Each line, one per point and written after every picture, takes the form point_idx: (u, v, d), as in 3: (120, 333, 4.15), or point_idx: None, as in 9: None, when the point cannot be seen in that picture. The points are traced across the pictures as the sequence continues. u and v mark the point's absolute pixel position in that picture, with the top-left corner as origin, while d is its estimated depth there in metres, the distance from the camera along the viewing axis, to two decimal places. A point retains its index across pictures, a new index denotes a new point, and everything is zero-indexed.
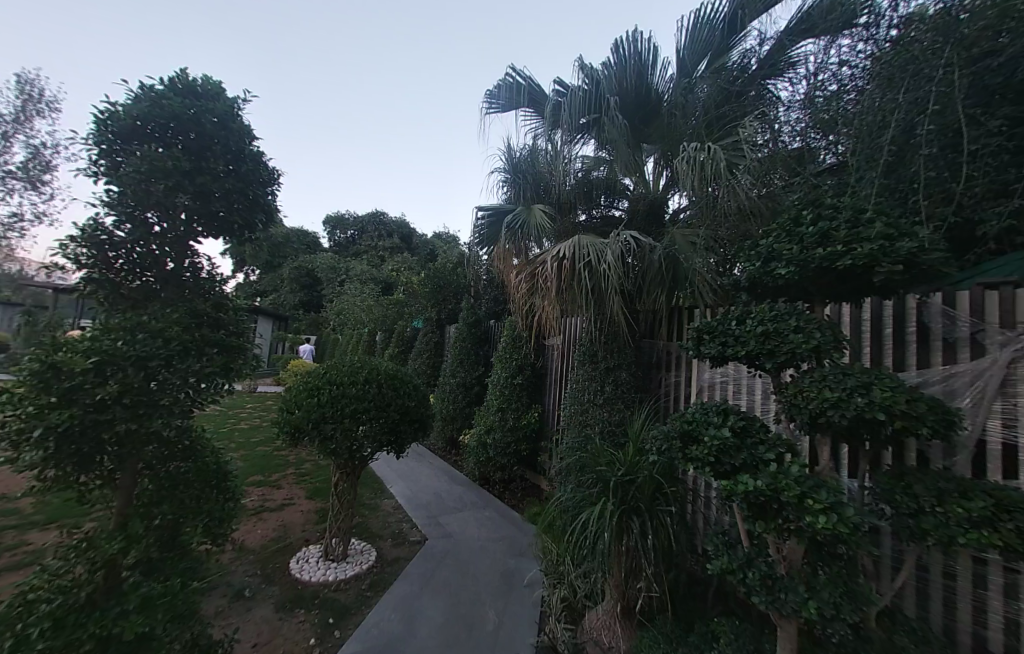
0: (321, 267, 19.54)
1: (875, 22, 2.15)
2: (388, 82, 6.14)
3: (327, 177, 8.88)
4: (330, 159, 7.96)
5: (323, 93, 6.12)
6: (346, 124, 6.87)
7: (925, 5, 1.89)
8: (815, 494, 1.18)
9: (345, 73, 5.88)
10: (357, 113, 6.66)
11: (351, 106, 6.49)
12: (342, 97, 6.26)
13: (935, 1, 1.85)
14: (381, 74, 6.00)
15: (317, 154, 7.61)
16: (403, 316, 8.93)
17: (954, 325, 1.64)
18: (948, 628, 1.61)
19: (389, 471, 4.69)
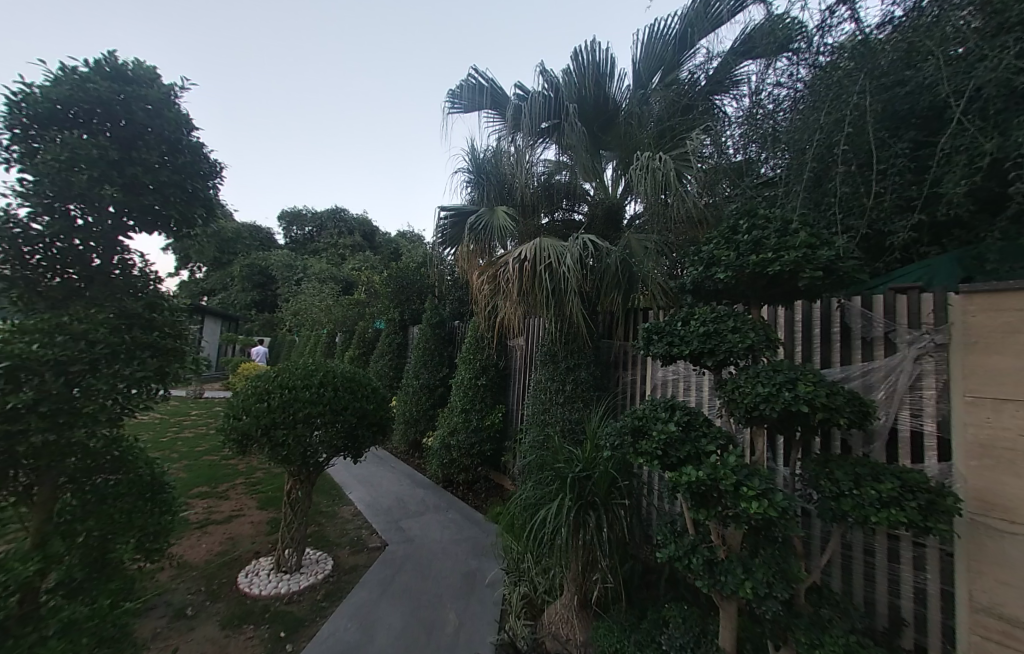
0: (276, 265, 18.54)
1: (806, 47, 2.21)
2: (349, 76, 5.99)
3: (280, 171, 8.48)
4: (286, 152, 7.63)
5: (280, 84, 5.88)
6: (305, 116, 6.62)
7: (853, 37, 1.96)
8: (749, 482, 1.28)
9: (304, 65, 5.68)
10: (317, 106, 6.44)
11: (310, 99, 6.28)
12: (299, 88, 6.03)
13: (858, 35, 1.94)
14: (339, 71, 5.89)
15: (273, 146, 7.29)
16: (364, 316, 8.67)
17: (871, 325, 1.82)
18: (868, 599, 1.79)
19: (348, 476, 4.54)
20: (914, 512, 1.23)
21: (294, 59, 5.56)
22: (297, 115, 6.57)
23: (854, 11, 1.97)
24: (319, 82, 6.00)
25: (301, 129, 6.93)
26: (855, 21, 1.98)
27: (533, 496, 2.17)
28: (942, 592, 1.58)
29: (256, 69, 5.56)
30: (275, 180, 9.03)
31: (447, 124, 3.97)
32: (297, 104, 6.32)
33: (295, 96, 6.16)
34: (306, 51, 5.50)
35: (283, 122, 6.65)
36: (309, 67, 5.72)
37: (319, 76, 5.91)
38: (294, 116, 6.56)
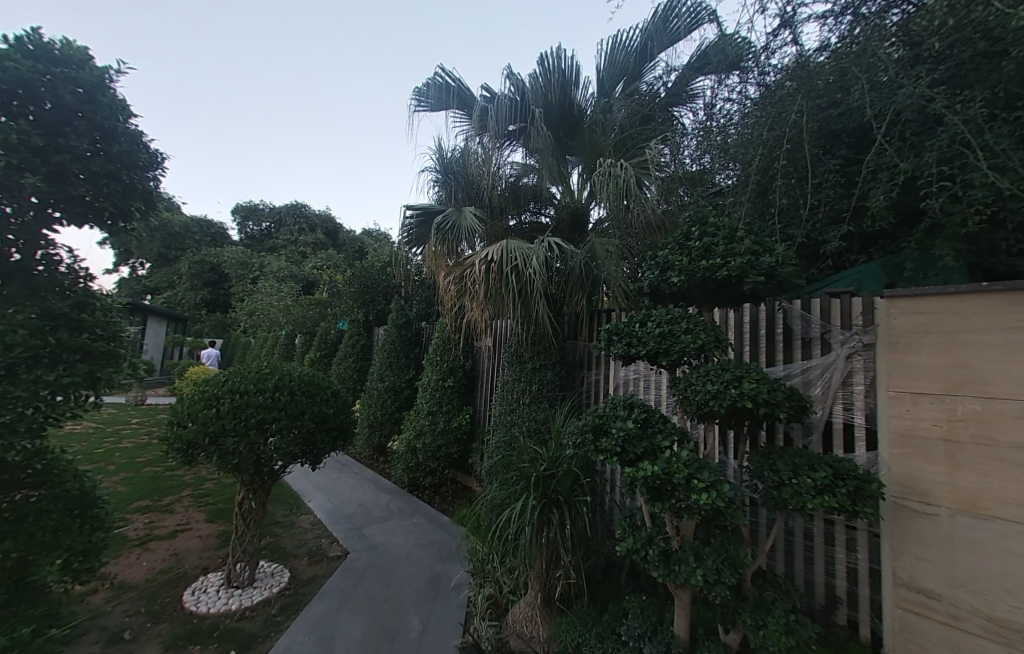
0: (229, 262, 17.47)
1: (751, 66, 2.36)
2: (308, 69, 5.77)
3: (232, 161, 8.05)
4: (242, 141, 7.25)
5: (235, 69, 5.60)
6: (260, 105, 6.32)
7: (802, 55, 2.06)
8: (700, 474, 1.36)
9: (259, 52, 5.43)
10: (272, 95, 6.16)
11: (265, 89, 6.02)
12: (252, 78, 5.80)
13: (804, 55, 2.05)
14: (296, 65, 5.68)
15: (226, 133, 6.90)
16: (326, 316, 8.36)
17: (810, 326, 1.98)
18: (808, 579, 1.93)
19: (307, 484, 4.36)
20: (844, 497, 1.35)
21: (250, 44, 5.31)
22: (251, 104, 6.28)
23: (796, 35, 2.11)
24: (275, 73, 5.78)
25: (258, 118, 6.62)
26: (797, 44, 2.12)
27: (499, 496, 2.19)
28: (870, 569, 1.73)
29: (206, 52, 5.26)
30: (227, 171, 8.55)
31: (414, 121, 3.92)
32: (254, 91, 6.04)
33: (249, 83, 5.87)
34: (263, 38, 5.26)
35: (237, 108, 6.33)
36: (268, 54, 5.48)
37: (274, 69, 5.71)
38: (250, 104, 6.27)
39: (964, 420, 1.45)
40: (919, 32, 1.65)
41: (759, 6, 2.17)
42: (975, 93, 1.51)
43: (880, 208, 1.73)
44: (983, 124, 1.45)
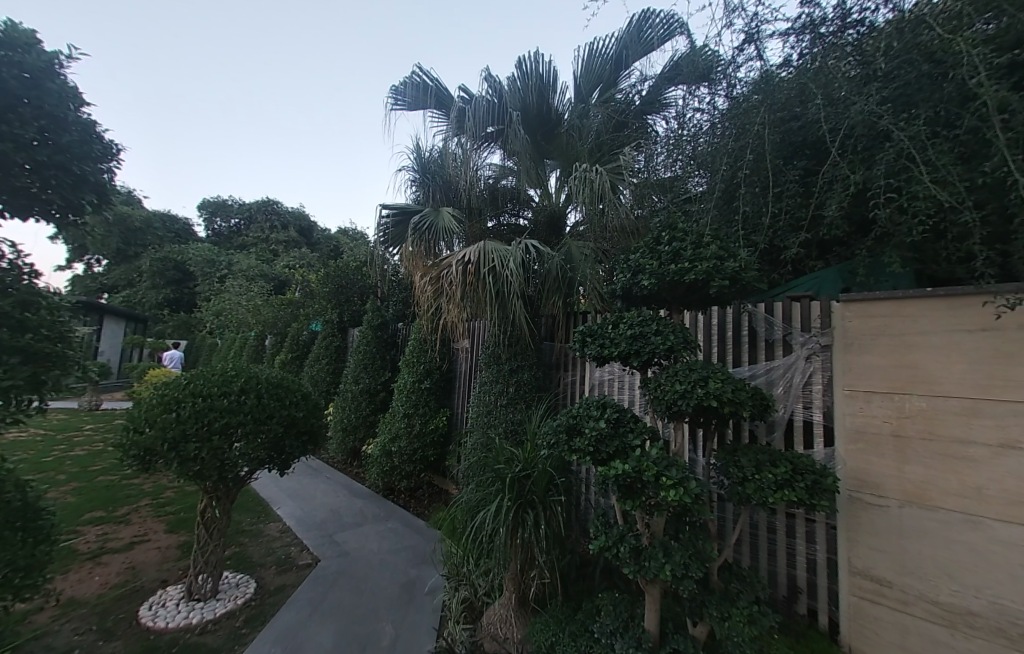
0: (194, 260, 16.67)
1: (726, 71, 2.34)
2: (279, 56, 5.59)
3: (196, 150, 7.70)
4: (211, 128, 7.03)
5: (205, 55, 5.42)
6: (226, 90, 6.10)
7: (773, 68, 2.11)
8: (668, 472, 1.40)
9: (226, 35, 5.24)
10: (239, 80, 5.94)
11: (232, 73, 5.81)
12: (217, 62, 5.58)
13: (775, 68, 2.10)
14: (267, 50, 5.50)
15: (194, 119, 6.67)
16: (298, 317, 8.12)
17: (773, 328, 2.06)
18: (771, 571, 2.01)
19: (276, 490, 4.21)
20: (802, 491, 1.42)
21: (222, 29, 5.15)
22: (217, 89, 6.04)
23: (760, 50, 2.18)
24: (244, 59, 5.59)
25: (225, 104, 6.37)
26: (762, 58, 2.18)
27: (474, 498, 2.18)
28: (828, 560, 1.81)
29: (175, 35, 5.07)
30: (191, 161, 8.18)
31: (390, 120, 3.87)
32: (221, 76, 5.82)
33: (215, 67, 5.65)
34: (237, 24, 5.12)
35: (207, 95, 6.12)
36: (236, 37, 5.29)
37: (243, 54, 5.53)
38: (214, 88, 6.02)
39: (912, 417, 1.57)
40: (871, 52, 1.75)
41: (726, 20, 2.22)
42: (919, 111, 1.61)
43: (836, 218, 1.83)
44: (926, 141, 1.55)
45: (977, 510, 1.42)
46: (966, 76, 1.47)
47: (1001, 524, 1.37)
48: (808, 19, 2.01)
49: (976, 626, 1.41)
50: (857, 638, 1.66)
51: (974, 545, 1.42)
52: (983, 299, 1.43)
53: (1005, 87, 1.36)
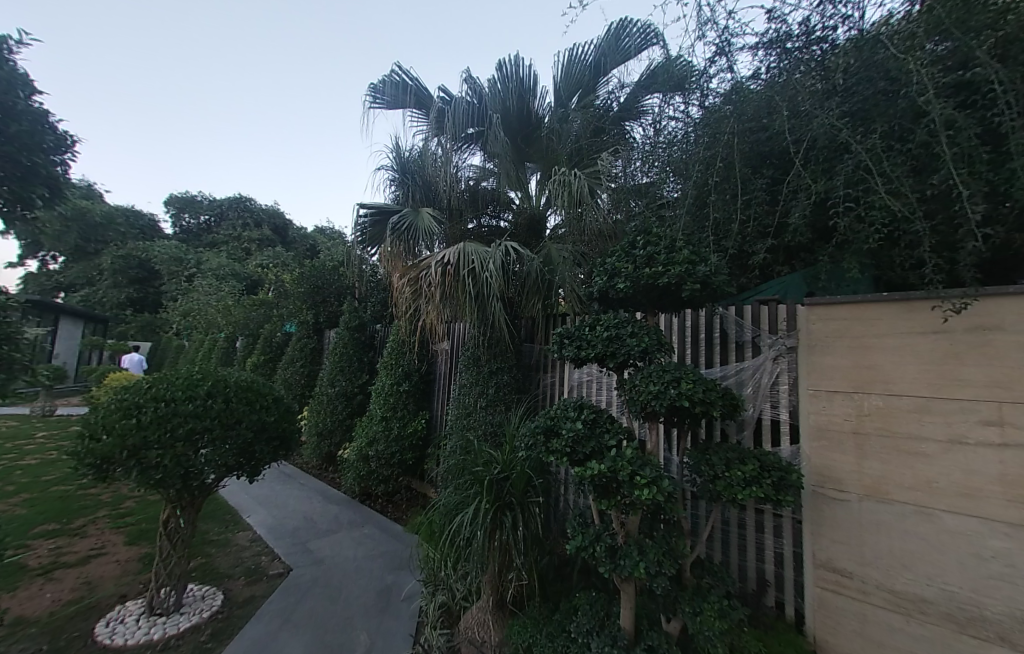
0: (159, 257, 15.92)
1: (699, 79, 2.38)
2: (251, 41, 5.44)
3: (159, 138, 7.35)
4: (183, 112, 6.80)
5: (177, 40, 5.26)
6: (191, 77, 5.85)
7: (743, 81, 2.16)
8: (642, 471, 1.43)
9: (192, 16, 5.05)
10: (205, 66, 5.71)
11: (197, 59, 5.58)
12: (182, 46, 5.36)
13: (746, 80, 2.14)
14: (237, 33, 5.32)
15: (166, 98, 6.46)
16: (271, 318, 7.87)
17: (743, 330, 2.14)
18: (741, 566, 2.07)
19: (245, 498, 4.06)
20: (769, 487, 1.48)
21: (197, 13, 5.03)
22: (179, 75, 5.77)
23: (731, 62, 2.21)
24: (211, 43, 5.39)
25: (191, 91, 6.11)
26: (733, 70, 2.21)
27: (451, 502, 2.16)
28: (794, 553, 1.88)
29: (144, 15, 4.92)
30: (154, 150, 7.83)
31: (369, 118, 3.81)
32: (185, 61, 5.58)
33: (179, 51, 5.40)
34: (211, 9, 5.00)
35: (175, 81, 5.90)
36: (201, 18, 5.09)
37: (209, 36, 5.32)
38: (176, 75, 5.75)
39: (870, 415, 1.66)
40: (832, 68, 1.84)
41: (698, 32, 2.26)
42: (875, 126, 1.71)
43: (800, 225, 1.91)
44: (882, 154, 1.64)
45: (929, 502, 1.51)
46: (916, 93, 1.57)
47: (950, 515, 1.47)
48: (775, 33, 2.06)
49: (929, 612, 1.49)
50: (822, 628, 1.73)
51: (927, 535, 1.51)
52: (933, 303, 1.53)
53: (950, 105, 1.46)
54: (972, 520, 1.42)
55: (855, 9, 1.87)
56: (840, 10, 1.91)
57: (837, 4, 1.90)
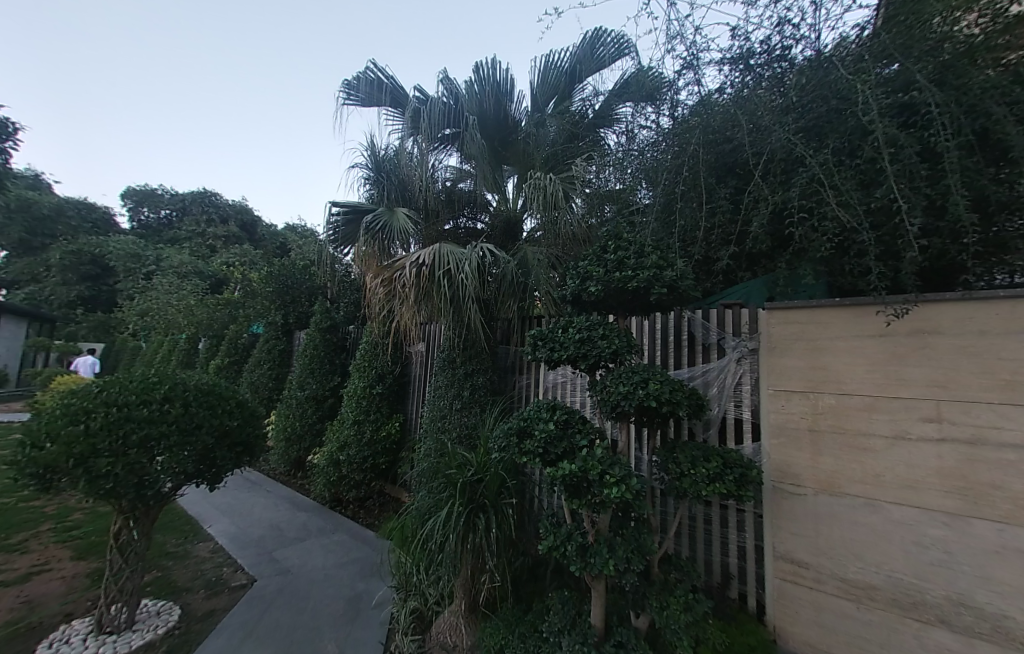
0: (114, 253, 15.00)
1: (669, 90, 2.45)
2: (217, 28, 5.22)
3: (110, 111, 6.96)
4: (142, 97, 6.46)
5: (133, 14, 5.01)
6: (148, 55, 5.58)
7: (710, 93, 2.24)
8: (612, 470, 1.46)
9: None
10: (165, 48, 5.45)
11: (157, 39, 5.32)
12: (138, 21, 5.10)
13: (712, 93, 2.23)
14: (201, 20, 5.10)
15: (124, 82, 6.15)
16: (237, 318, 7.56)
17: (709, 333, 2.22)
18: (706, 561, 2.13)
19: (206, 508, 3.87)
20: (731, 483, 1.55)
21: None
22: (135, 49, 5.50)
23: (699, 76, 2.29)
24: (172, 26, 5.14)
25: (148, 69, 5.82)
26: (700, 84, 2.30)
27: (424, 505, 2.14)
28: (756, 547, 1.97)
29: None
30: (107, 126, 7.41)
31: (342, 115, 3.73)
32: (142, 37, 5.31)
33: (134, 24, 5.14)
34: None
35: (131, 57, 5.62)
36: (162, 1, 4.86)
37: (170, 19, 5.07)
38: (130, 46, 5.47)
39: (823, 414, 1.77)
40: (791, 86, 1.95)
41: (667, 46, 2.34)
42: (828, 142, 1.82)
43: (761, 233, 2.01)
44: (834, 169, 1.75)
45: (876, 494, 1.62)
46: (863, 113, 1.70)
47: (895, 505, 1.58)
48: (741, 50, 2.15)
49: (877, 598, 1.59)
50: (781, 618, 1.81)
51: (874, 526, 1.62)
52: (878, 309, 1.65)
53: (892, 125, 1.58)
54: (914, 510, 1.54)
55: (812, 30, 1.98)
56: (798, 31, 2.01)
57: (795, 26, 2.01)
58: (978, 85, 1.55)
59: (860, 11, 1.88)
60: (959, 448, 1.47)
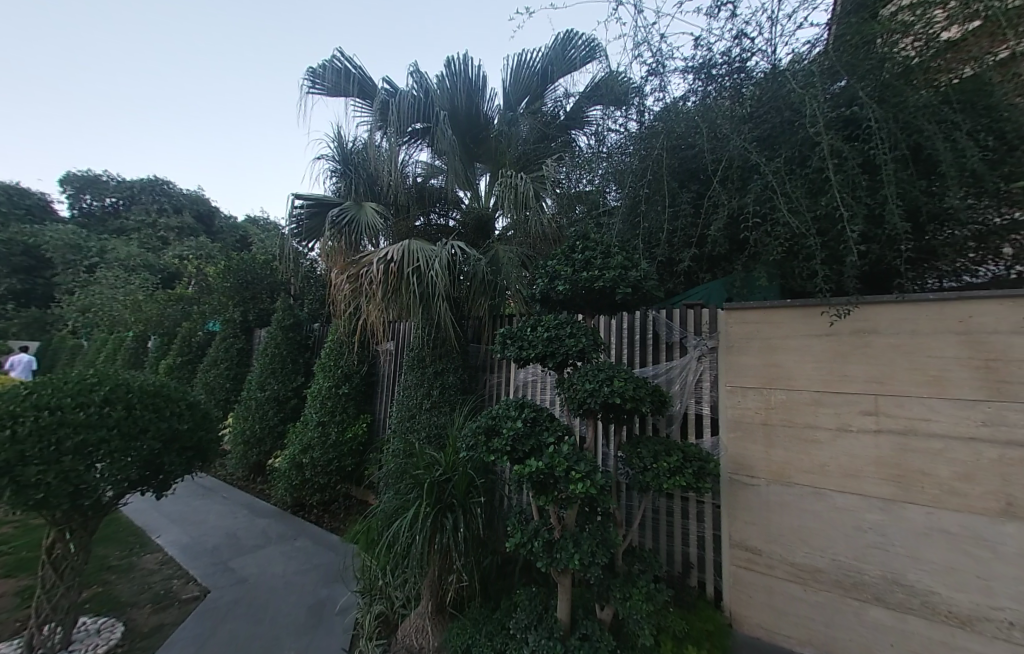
0: (50, 243, 13.74)
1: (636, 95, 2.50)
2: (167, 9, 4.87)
3: (45, 88, 6.36)
4: (82, 74, 5.94)
5: None
6: (89, 29, 5.13)
7: (674, 99, 2.30)
8: (578, 466, 1.49)
9: None
10: (108, 23, 5.03)
11: (99, 12, 4.91)
12: None
13: (677, 99, 2.29)
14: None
15: (60, 57, 5.63)
16: (191, 315, 7.11)
17: (672, 332, 2.30)
18: (669, 551, 2.20)
19: (155, 517, 3.63)
20: (690, 476, 1.61)
21: None
22: (72, 22, 5.05)
23: (665, 82, 2.36)
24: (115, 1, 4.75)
25: (89, 44, 5.36)
26: (666, 90, 2.36)
27: (390, 507, 2.10)
28: (714, 536, 2.06)
29: None
30: (42, 103, 6.77)
31: (307, 104, 3.59)
32: (81, 10, 4.89)
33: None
34: None
35: (68, 30, 5.15)
36: None
37: None
38: (68, 19, 5.02)
39: (775, 408, 1.87)
40: (750, 97, 2.04)
41: (634, 52, 2.40)
42: (782, 151, 1.92)
43: (720, 236, 2.10)
44: (786, 176, 1.84)
45: (821, 483, 1.74)
46: (812, 125, 1.80)
47: (838, 493, 1.70)
48: (703, 59, 2.22)
49: (822, 580, 1.70)
50: (736, 602, 1.90)
51: (820, 512, 1.73)
52: (822, 310, 1.77)
53: (837, 139, 1.70)
54: (855, 496, 1.66)
55: (768, 44, 2.07)
56: (756, 44, 2.10)
57: (752, 39, 2.10)
58: (912, 104, 1.69)
59: (812, 29, 2.00)
60: (894, 437, 1.60)
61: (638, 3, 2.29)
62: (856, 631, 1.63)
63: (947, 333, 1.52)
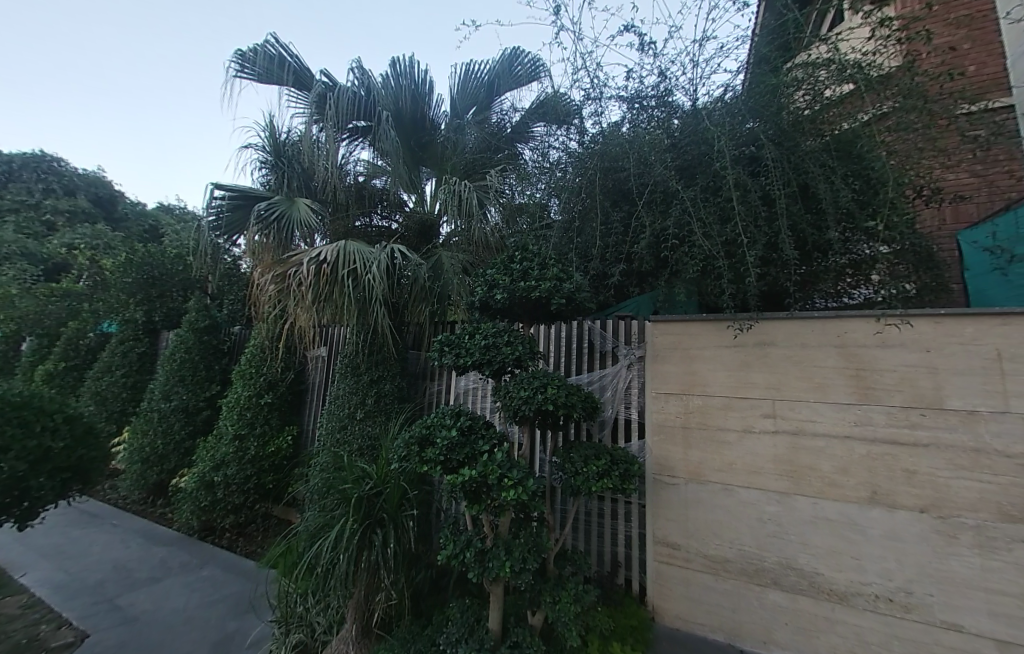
0: None
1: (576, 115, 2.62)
2: None
3: None
4: None
5: None
6: None
7: (610, 123, 2.45)
8: (509, 473, 1.50)
9: None
10: None
11: None
12: None
13: (612, 124, 2.44)
14: None
15: None
16: (80, 313, 6.14)
17: (605, 341, 2.43)
18: (599, 551, 2.29)
19: (20, 551, 3.06)
20: (617, 479, 1.69)
21: None
22: None
23: (601, 107, 2.50)
24: None
25: None
26: (602, 114, 2.50)
27: (313, 524, 1.96)
28: (639, 534, 2.18)
29: None
30: None
31: (234, 88, 3.31)
32: None
33: None
34: None
35: None
36: None
37: None
38: None
39: (693, 413, 2.04)
40: (676, 128, 2.23)
41: (574, 76, 2.54)
42: (699, 180, 2.12)
43: (646, 253, 2.26)
44: (702, 202, 2.04)
45: (729, 480, 1.92)
46: (722, 159, 2.02)
47: (743, 489, 1.88)
48: (634, 90, 2.38)
49: (730, 569, 1.87)
50: (658, 596, 2.02)
51: (728, 508, 1.90)
52: (730, 324, 1.98)
53: (741, 174, 1.92)
54: (756, 491, 1.86)
55: (690, 83, 2.28)
56: (679, 81, 2.30)
57: (676, 76, 2.30)
58: (801, 150, 1.96)
59: (725, 74, 2.23)
60: (788, 438, 1.83)
61: (578, 31, 2.42)
62: (758, 613, 1.80)
63: (829, 346, 1.78)
